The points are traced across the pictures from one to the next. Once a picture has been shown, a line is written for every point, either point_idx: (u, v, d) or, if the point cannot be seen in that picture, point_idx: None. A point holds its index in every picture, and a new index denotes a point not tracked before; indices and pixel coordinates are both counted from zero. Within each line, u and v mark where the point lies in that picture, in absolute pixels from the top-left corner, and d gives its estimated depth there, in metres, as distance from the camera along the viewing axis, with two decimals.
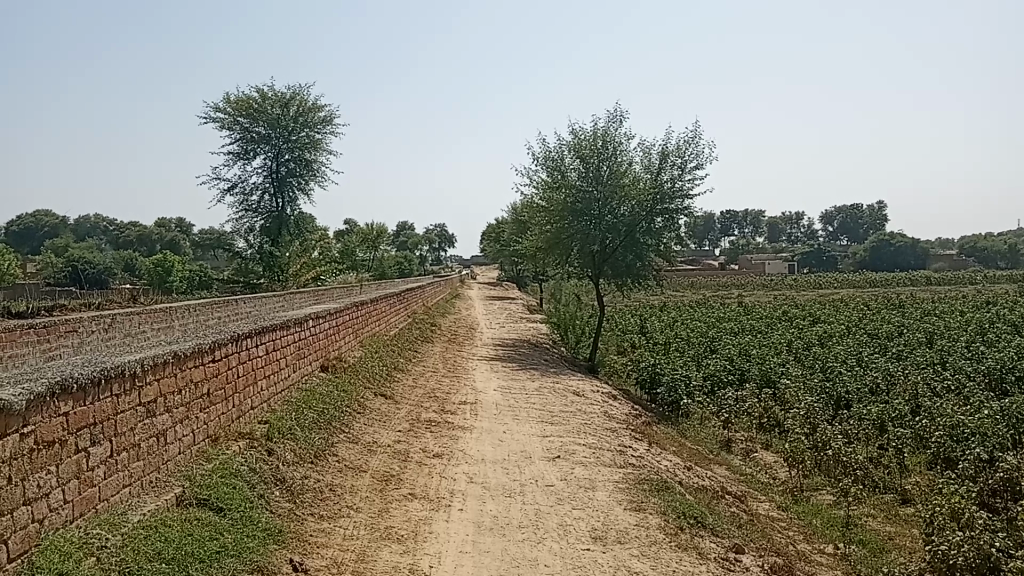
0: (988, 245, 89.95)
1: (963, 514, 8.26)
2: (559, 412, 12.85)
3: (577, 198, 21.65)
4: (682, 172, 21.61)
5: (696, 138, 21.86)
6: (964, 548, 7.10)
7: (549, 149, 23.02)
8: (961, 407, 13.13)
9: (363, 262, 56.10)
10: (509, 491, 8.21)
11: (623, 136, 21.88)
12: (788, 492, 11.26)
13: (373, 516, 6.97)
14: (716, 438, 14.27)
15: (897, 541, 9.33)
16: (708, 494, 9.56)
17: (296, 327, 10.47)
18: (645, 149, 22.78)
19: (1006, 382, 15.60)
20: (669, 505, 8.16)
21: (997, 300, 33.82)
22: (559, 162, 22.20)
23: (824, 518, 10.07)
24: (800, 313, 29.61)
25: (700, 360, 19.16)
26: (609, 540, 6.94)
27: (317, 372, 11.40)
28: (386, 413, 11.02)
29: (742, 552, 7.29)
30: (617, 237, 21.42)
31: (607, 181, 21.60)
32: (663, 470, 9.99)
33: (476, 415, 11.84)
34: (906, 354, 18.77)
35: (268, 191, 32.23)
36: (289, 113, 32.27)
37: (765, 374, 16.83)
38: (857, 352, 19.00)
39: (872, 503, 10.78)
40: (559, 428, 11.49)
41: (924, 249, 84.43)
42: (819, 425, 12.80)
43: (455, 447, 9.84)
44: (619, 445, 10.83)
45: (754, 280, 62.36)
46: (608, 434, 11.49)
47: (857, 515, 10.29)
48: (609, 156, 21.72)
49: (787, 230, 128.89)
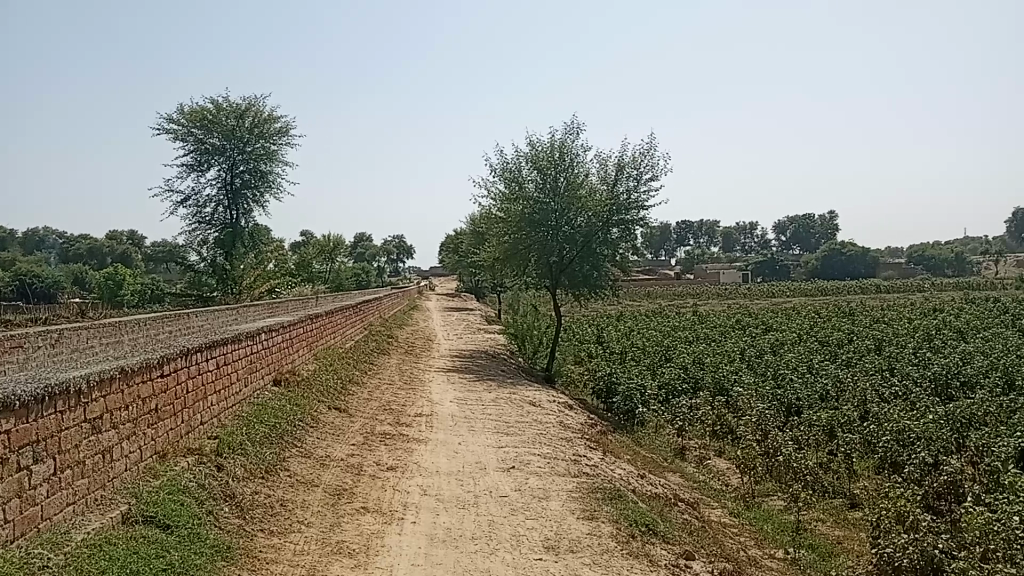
0: (934, 254, 92.31)
1: (907, 516, 8.49)
2: (515, 423, 12.89)
3: (535, 209, 21.76)
4: (638, 183, 21.87)
5: (651, 150, 22.18)
6: (910, 550, 7.32)
7: (505, 160, 23.11)
8: (906, 412, 13.47)
9: (319, 274, 55.63)
10: (463, 502, 8.21)
11: (579, 148, 22.07)
12: (739, 498, 11.44)
13: (325, 531, 6.93)
14: (670, 447, 14.46)
15: (845, 545, 9.54)
16: (661, 501, 9.68)
17: (248, 341, 10.37)
18: (601, 161, 23.00)
19: (952, 388, 16.01)
20: (622, 513, 8.24)
21: (942, 308, 34.68)
22: (517, 173, 22.33)
23: (774, 523, 10.26)
24: (753, 322, 30.07)
25: (655, 368, 19.38)
26: (562, 550, 7.00)
27: (270, 386, 11.29)
28: (340, 427, 10.94)
29: (692, 558, 7.39)
30: (574, 247, 21.59)
31: (563, 192, 21.75)
32: (616, 478, 10.07)
33: (430, 428, 11.81)
34: (855, 361, 19.19)
35: (222, 203, 31.81)
36: (244, 124, 31.96)
37: (717, 382, 17.08)
38: (808, 359, 19.38)
39: (820, 507, 11.01)
40: (515, 439, 11.51)
41: (874, 258, 86.36)
42: (770, 431, 13.05)
43: (409, 459, 9.82)
44: (574, 455, 10.90)
45: (708, 290, 63.23)
46: (563, 444, 11.55)
47: (806, 520, 10.51)
48: (566, 167, 21.91)
49: (740, 241, 130.75)
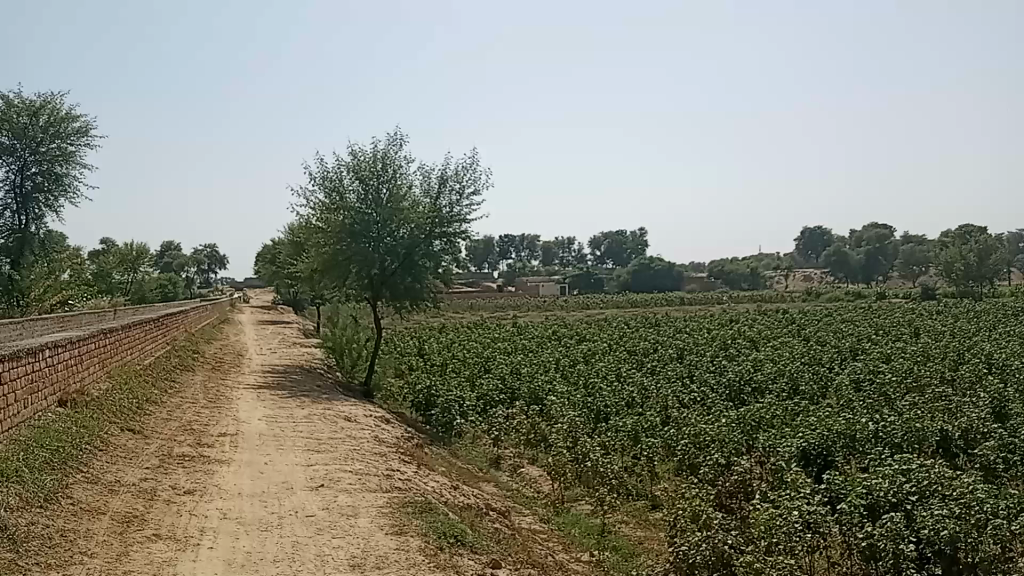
0: (732, 269, 99.88)
1: (701, 514, 9.07)
2: (327, 439, 12.58)
3: (355, 220, 21.41)
4: (460, 197, 22.08)
5: (473, 165, 22.49)
6: (702, 547, 7.85)
7: (325, 170, 22.61)
8: (702, 417, 14.42)
9: (120, 285, 51.87)
10: (265, 524, 7.89)
11: (402, 160, 22.01)
12: (550, 505, 11.79)
13: (111, 561, 6.43)
14: (486, 457, 14.68)
15: (646, 545, 10.06)
16: (472, 511, 9.78)
17: (29, 358, 9.46)
18: (424, 173, 23.05)
19: (744, 393, 17.32)
20: (431, 526, 8.25)
21: (737, 319, 37.57)
22: (337, 184, 21.90)
23: (581, 527, 10.65)
24: (568, 333, 31.20)
25: (473, 380, 19.62)
26: (368, 567, 6.89)
27: (54, 407, 10.35)
28: (134, 449, 10.22)
29: (498, 566, 7.53)
30: (395, 259, 21.45)
31: (385, 204, 21.58)
32: (428, 491, 10.07)
33: (236, 448, 11.28)
34: (660, 369, 20.35)
35: (8, 207, 28.95)
36: (37, 122, 29.24)
37: (532, 392, 17.52)
38: (617, 368, 20.34)
39: (625, 510, 11.56)
40: (326, 456, 11.23)
41: (680, 272, 92.18)
42: (580, 438, 13.56)
43: (210, 481, 9.33)
44: (386, 470, 10.79)
45: (528, 302, 64.91)
46: (376, 459, 11.40)
47: (611, 522, 10.99)
48: (389, 179, 21.81)
49: (559, 255, 135.51)
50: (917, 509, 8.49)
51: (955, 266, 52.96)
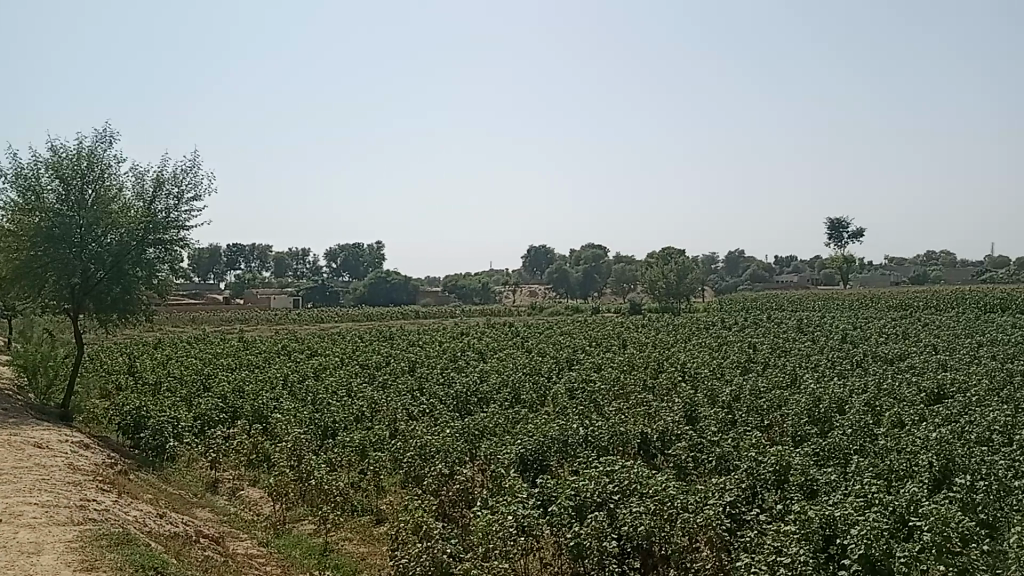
0: (465, 283, 102.96)
1: (422, 526, 9.20)
2: (10, 469, 11.11)
3: (55, 223, 18.82)
4: (178, 202, 20.77)
5: (193, 168, 21.22)
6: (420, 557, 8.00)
7: (18, 167, 19.80)
8: (428, 428, 14.67)
9: None
10: None
11: (111, 159, 20.13)
12: (270, 527, 11.33)
13: None
14: (202, 481, 13.80)
15: (367, 561, 10.01)
16: (180, 540, 9.13)
17: None
18: (136, 174, 21.31)
19: (470, 404, 17.90)
20: (130, 559, 7.58)
21: (467, 332, 38.79)
22: (32, 182, 19.15)
23: (302, 548, 10.36)
24: (297, 347, 30.29)
25: (191, 399, 18.37)
26: None
27: None
28: None
29: None
30: (101, 267, 19.48)
31: (90, 207, 19.38)
32: (129, 521, 9.24)
33: None
34: (389, 383, 20.41)
35: None
36: None
37: (255, 410, 16.77)
38: (347, 383, 20.09)
39: (348, 527, 11.44)
40: (7, 488, 9.91)
41: (415, 286, 93.30)
42: (304, 456, 13.20)
43: None
44: (81, 500, 9.75)
45: (256, 315, 62.10)
46: (70, 489, 10.26)
47: (333, 541, 10.81)
48: (95, 179, 19.69)
49: (293, 266, 131.43)
50: (620, 507, 9.26)
51: (659, 283, 58.81)
